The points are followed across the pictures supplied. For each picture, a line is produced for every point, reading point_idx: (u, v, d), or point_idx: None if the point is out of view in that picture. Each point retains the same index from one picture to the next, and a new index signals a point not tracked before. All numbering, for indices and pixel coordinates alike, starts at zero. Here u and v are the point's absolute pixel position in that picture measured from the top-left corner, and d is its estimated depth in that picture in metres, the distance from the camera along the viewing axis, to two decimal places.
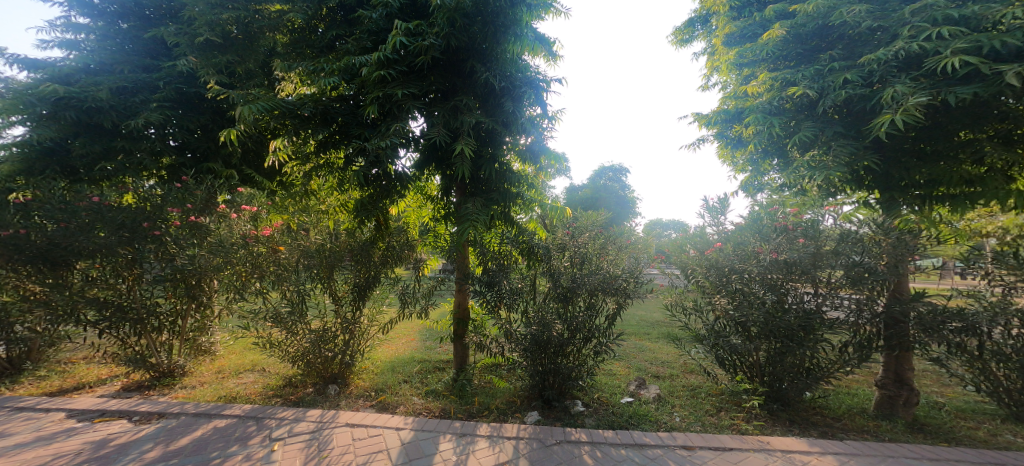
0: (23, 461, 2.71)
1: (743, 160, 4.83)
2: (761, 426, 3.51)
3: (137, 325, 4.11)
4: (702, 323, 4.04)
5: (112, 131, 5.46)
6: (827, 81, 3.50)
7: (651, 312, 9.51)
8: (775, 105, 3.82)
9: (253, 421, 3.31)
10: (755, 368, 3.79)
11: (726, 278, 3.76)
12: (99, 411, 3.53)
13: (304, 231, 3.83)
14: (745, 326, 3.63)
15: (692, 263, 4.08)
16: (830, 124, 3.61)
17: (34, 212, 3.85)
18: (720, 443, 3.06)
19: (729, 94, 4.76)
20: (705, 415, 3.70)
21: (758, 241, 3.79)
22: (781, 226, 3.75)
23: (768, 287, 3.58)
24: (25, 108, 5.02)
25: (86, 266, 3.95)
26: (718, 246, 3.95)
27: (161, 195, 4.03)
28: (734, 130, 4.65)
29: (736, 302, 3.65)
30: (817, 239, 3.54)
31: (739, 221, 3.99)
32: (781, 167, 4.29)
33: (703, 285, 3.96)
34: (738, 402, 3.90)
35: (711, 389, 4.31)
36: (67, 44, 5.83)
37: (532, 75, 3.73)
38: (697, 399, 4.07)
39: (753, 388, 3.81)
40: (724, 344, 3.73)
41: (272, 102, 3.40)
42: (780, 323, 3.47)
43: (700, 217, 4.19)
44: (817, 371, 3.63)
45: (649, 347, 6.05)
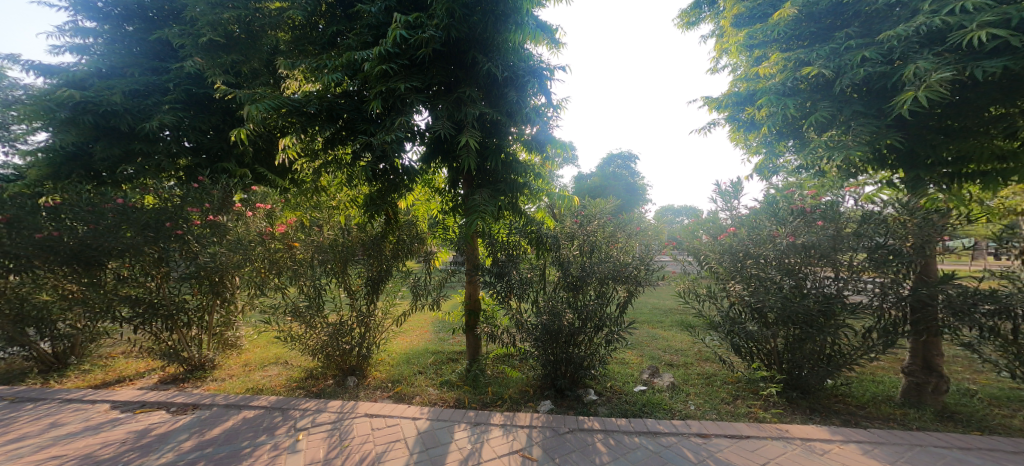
0: (73, 450, 2.87)
1: (758, 142, 4.75)
2: (780, 414, 3.47)
3: (168, 321, 4.27)
4: (717, 309, 3.99)
5: (129, 134, 5.60)
6: (843, 59, 3.36)
7: (663, 300, 9.42)
8: (789, 86, 3.72)
9: (280, 411, 3.43)
10: (773, 355, 3.74)
11: (741, 262, 3.68)
12: (139, 402, 3.71)
13: (317, 227, 3.83)
14: (762, 312, 3.55)
15: (705, 248, 4.04)
16: (848, 103, 3.48)
17: (64, 215, 4.05)
18: (737, 432, 3.04)
19: (739, 76, 4.62)
20: (721, 403, 3.67)
21: (774, 224, 3.70)
22: (798, 209, 3.65)
23: (786, 271, 3.49)
24: (47, 114, 5.19)
25: (117, 266, 4.13)
26: (732, 231, 3.88)
27: (181, 195, 4.18)
28: (746, 112, 4.54)
29: (751, 288, 3.54)
30: (837, 221, 3.43)
31: (753, 205, 3.93)
32: (798, 148, 4.21)
33: (716, 271, 3.89)
34: (755, 390, 3.89)
35: (727, 378, 4.26)
36: (78, 49, 5.98)
37: (536, 65, 3.69)
38: (713, 388, 4.02)
39: (769, 376, 3.78)
40: (741, 331, 3.66)
41: (279, 100, 3.44)
42: (799, 307, 3.38)
43: (712, 202, 4.16)
44: (839, 358, 3.56)
45: (661, 335, 5.99)
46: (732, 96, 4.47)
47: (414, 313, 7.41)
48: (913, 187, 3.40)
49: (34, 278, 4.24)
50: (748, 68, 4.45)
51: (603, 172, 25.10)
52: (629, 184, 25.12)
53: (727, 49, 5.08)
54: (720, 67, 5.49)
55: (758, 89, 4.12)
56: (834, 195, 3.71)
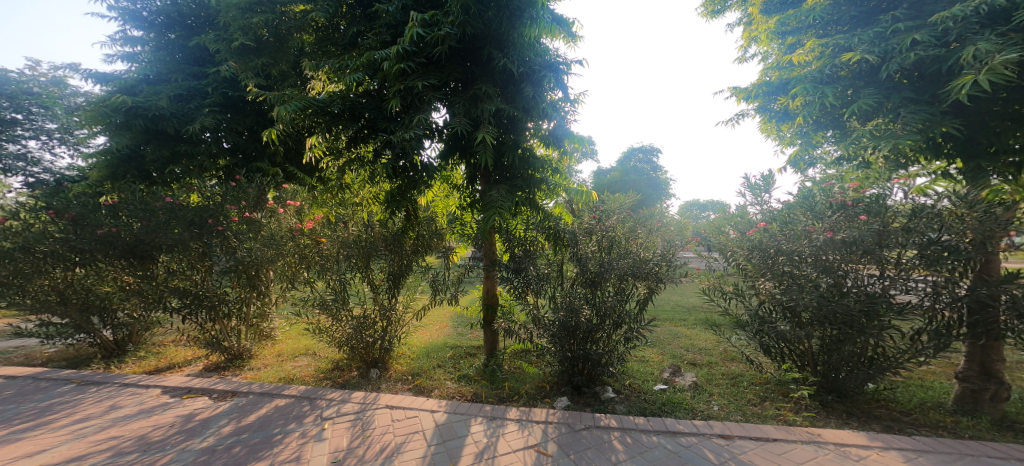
0: (129, 431, 3.15)
1: (792, 133, 4.51)
2: (812, 417, 3.31)
3: (211, 312, 4.52)
4: (744, 308, 3.80)
5: (175, 137, 5.98)
6: (890, 44, 3.15)
7: (687, 298, 9.16)
8: (827, 73, 3.51)
9: (308, 400, 3.60)
10: (806, 356, 3.58)
11: (772, 258, 3.51)
12: (186, 388, 4.00)
13: (342, 223, 3.98)
14: (795, 311, 3.37)
15: (733, 244, 3.86)
16: (897, 90, 3.28)
17: (122, 213, 4.44)
18: (763, 434, 2.93)
19: (771, 65, 4.45)
20: (747, 405, 3.54)
21: (810, 220, 3.52)
22: (838, 202, 3.46)
23: (824, 269, 3.29)
24: (103, 119, 5.62)
25: (168, 260, 4.52)
26: (763, 226, 3.73)
27: (221, 194, 4.47)
28: (778, 102, 4.33)
29: (784, 286, 3.37)
30: (883, 215, 3.24)
31: (787, 198, 3.81)
32: (838, 138, 3.97)
33: (744, 268, 3.71)
34: (785, 392, 3.73)
35: (755, 379, 4.11)
36: (128, 57, 6.44)
37: (553, 59, 3.66)
38: (739, 389, 3.88)
39: (801, 377, 3.61)
40: (771, 331, 3.50)
41: (304, 101, 3.58)
42: (837, 307, 3.18)
43: (740, 196, 4.03)
44: (883, 362, 3.36)
45: (684, 333, 5.83)
46: (764, 85, 4.30)
47: (434, 307, 7.55)
48: (974, 179, 3.19)
49: (97, 270, 4.66)
50: (780, 56, 4.26)
51: (624, 167, 24.53)
52: (653, 178, 24.40)
53: (756, 38, 4.88)
54: (749, 56, 5.26)
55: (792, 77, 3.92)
56: (881, 188, 3.48)
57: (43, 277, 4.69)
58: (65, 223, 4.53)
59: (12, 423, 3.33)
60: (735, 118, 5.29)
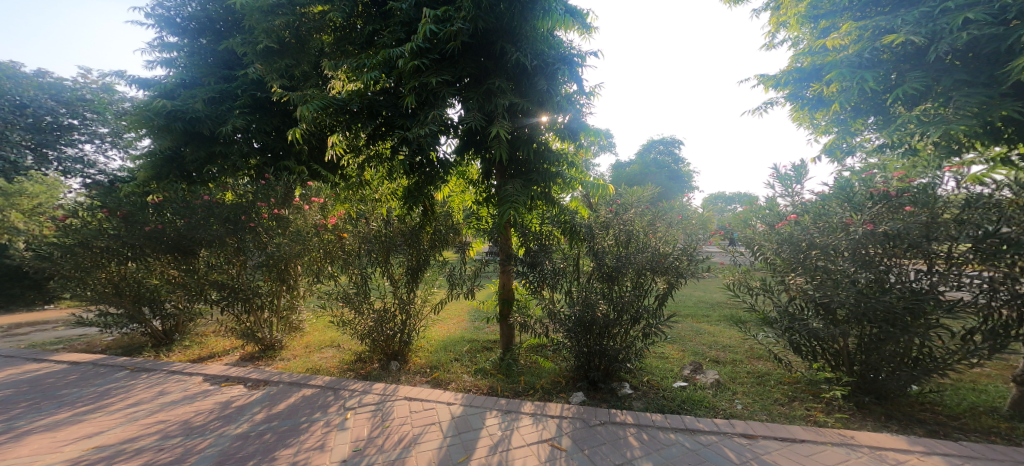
0: (174, 415, 3.39)
1: (827, 121, 4.35)
2: (845, 419, 3.14)
3: (245, 304, 4.76)
4: (773, 304, 3.61)
5: (210, 138, 6.29)
6: (939, 23, 3.01)
7: (710, 293, 8.91)
8: (867, 57, 3.36)
9: (332, 391, 3.75)
10: (841, 356, 3.39)
11: (804, 253, 3.29)
12: (224, 376, 4.25)
13: (363, 219, 4.08)
14: (830, 309, 3.17)
15: (760, 237, 3.73)
16: (948, 72, 3.13)
17: (166, 210, 4.77)
18: (789, 434, 2.81)
19: (801, 51, 4.27)
20: (773, 404, 3.41)
21: (847, 212, 3.28)
22: (880, 192, 3.21)
23: (862, 263, 3.08)
24: (147, 122, 5.98)
25: (207, 255, 4.79)
26: (793, 219, 3.55)
27: (251, 192, 4.66)
28: (811, 89, 4.18)
29: (817, 281, 3.16)
30: (933, 206, 2.99)
31: (822, 189, 3.60)
32: (880, 125, 3.80)
33: (774, 263, 3.53)
34: (816, 392, 3.56)
35: (783, 378, 3.94)
36: (166, 62, 6.82)
37: (567, 52, 3.65)
38: (765, 388, 3.73)
39: (834, 377, 3.44)
40: (802, 329, 3.28)
41: (325, 100, 3.68)
42: (879, 305, 2.97)
43: (769, 187, 3.87)
44: (928, 362, 3.14)
45: (707, 330, 5.66)
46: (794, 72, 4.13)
47: (451, 301, 7.66)
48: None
49: (146, 265, 5.02)
50: (812, 41, 4.09)
51: (643, 159, 23.69)
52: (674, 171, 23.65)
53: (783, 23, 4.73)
54: (776, 41, 5.09)
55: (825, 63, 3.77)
56: (931, 177, 3.22)
57: (103, 270, 5.09)
58: (117, 221, 4.89)
59: (75, 405, 3.64)
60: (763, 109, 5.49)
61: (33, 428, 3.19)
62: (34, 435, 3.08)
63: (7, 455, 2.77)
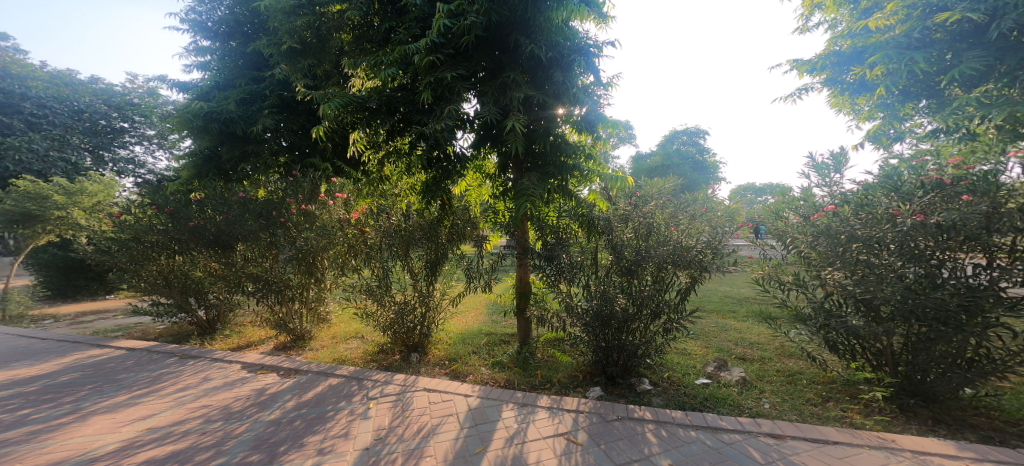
0: (215, 400, 3.61)
1: (876, 103, 5.11)
2: (886, 422, 2.95)
3: (279, 295, 4.96)
4: (806, 300, 3.38)
5: (243, 138, 6.59)
6: (994, 3, 3.52)
7: (738, 288, 8.57)
8: (918, 37, 3.97)
9: (356, 381, 3.88)
10: (884, 355, 3.18)
11: (843, 246, 3.04)
12: (259, 365, 4.49)
13: (383, 213, 4.16)
14: (873, 306, 2.95)
15: (792, 229, 3.50)
16: (1009, 52, 3.64)
17: (207, 207, 5.07)
18: (821, 436, 2.68)
19: (846, 34, 5.07)
20: (804, 404, 3.25)
21: (894, 202, 3.01)
22: (932, 181, 2.96)
23: (910, 257, 2.86)
24: (187, 124, 6.33)
25: (243, 249, 5.08)
26: (832, 210, 3.31)
27: (281, 189, 4.86)
28: (853, 69, 4.95)
29: (857, 277, 2.94)
30: (993, 195, 2.72)
31: (865, 180, 3.35)
32: (936, 106, 4.45)
33: (808, 257, 3.28)
34: (854, 393, 3.36)
35: (816, 377, 3.75)
36: (200, 65, 7.16)
37: (583, 43, 3.58)
38: (796, 387, 3.56)
39: (875, 378, 3.23)
40: (840, 326, 3.08)
41: (346, 98, 3.77)
42: (927, 301, 2.76)
43: (804, 176, 3.66)
44: (985, 364, 2.88)
45: (733, 326, 5.47)
46: (839, 55, 4.95)
47: (470, 295, 7.74)
48: None
49: (191, 258, 5.37)
50: (856, 23, 4.89)
51: (666, 151, 23.00)
52: (700, 162, 22.76)
53: (822, 5, 5.47)
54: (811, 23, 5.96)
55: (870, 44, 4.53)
56: (993, 163, 2.93)
57: (153, 263, 5.45)
58: (165, 217, 5.27)
59: (131, 389, 3.94)
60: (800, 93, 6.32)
61: (95, 409, 3.49)
62: (96, 415, 3.36)
63: (74, 433, 3.04)
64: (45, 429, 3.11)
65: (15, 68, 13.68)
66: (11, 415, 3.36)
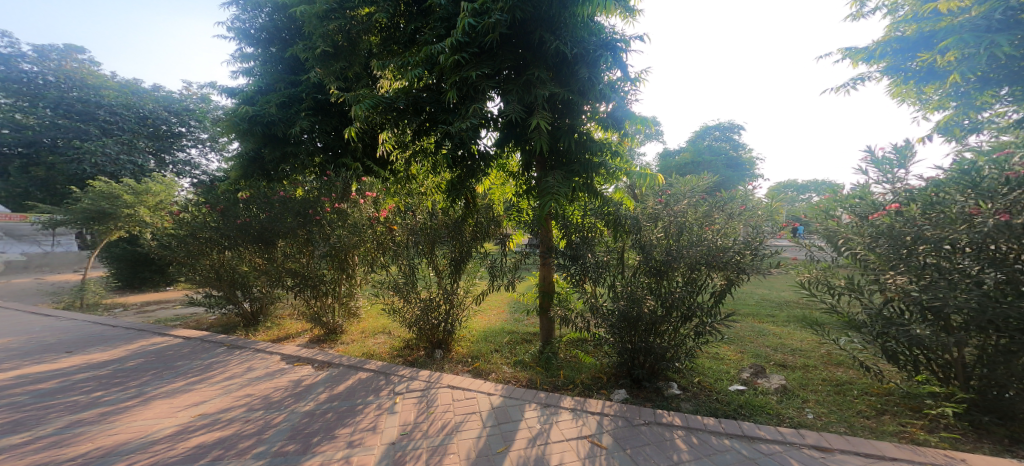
0: (256, 390, 3.82)
1: (942, 94, 5.10)
2: (955, 440, 2.66)
3: (313, 290, 5.22)
4: (861, 306, 3.05)
5: (283, 140, 6.92)
6: None
7: (777, 291, 8.11)
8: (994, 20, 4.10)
9: (384, 375, 3.99)
10: (953, 367, 2.87)
11: (908, 248, 2.76)
12: (296, 356, 4.71)
13: (411, 212, 4.30)
14: (942, 314, 2.66)
15: (846, 230, 3.21)
16: None
17: (251, 205, 5.37)
18: (875, 451, 2.47)
19: (907, 19, 5.13)
20: (855, 417, 3.01)
21: (971, 199, 2.68)
22: (1015, 176, 2.61)
23: (990, 262, 2.54)
24: (233, 128, 6.73)
25: (284, 246, 5.37)
26: (894, 209, 3.00)
27: (316, 189, 5.08)
28: (919, 56, 5.01)
29: (924, 282, 2.64)
30: None
31: (934, 176, 3.01)
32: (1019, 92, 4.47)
33: (865, 260, 2.98)
34: (916, 407, 3.07)
35: (869, 388, 3.48)
36: (244, 71, 7.58)
37: (610, 37, 3.50)
38: (846, 398, 3.31)
39: (943, 393, 2.88)
40: (901, 336, 2.76)
41: (375, 99, 3.87)
42: (1008, 311, 2.45)
43: (862, 172, 3.37)
44: None
45: (771, 331, 5.17)
46: (898, 42, 5.14)
47: (493, 293, 7.77)
48: None
49: (239, 253, 5.72)
50: (919, 9, 4.97)
51: (696, 147, 22.17)
52: (733, 158, 21.75)
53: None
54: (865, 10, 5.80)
55: (940, 29, 4.63)
56: None
57: (205, 258, 5.86)
58: (216, 214, 5.66)
59: (186, 375, 4.25)
60: (854, 83, 6.11)
61: (155, 393, 3.78)
62: (156, 399, 3.65)
63: (138, 416, 3.31)
64: (112, 411, 3.40)
65: (91, 79, 15.09)
66: (86, 397, 3.70)
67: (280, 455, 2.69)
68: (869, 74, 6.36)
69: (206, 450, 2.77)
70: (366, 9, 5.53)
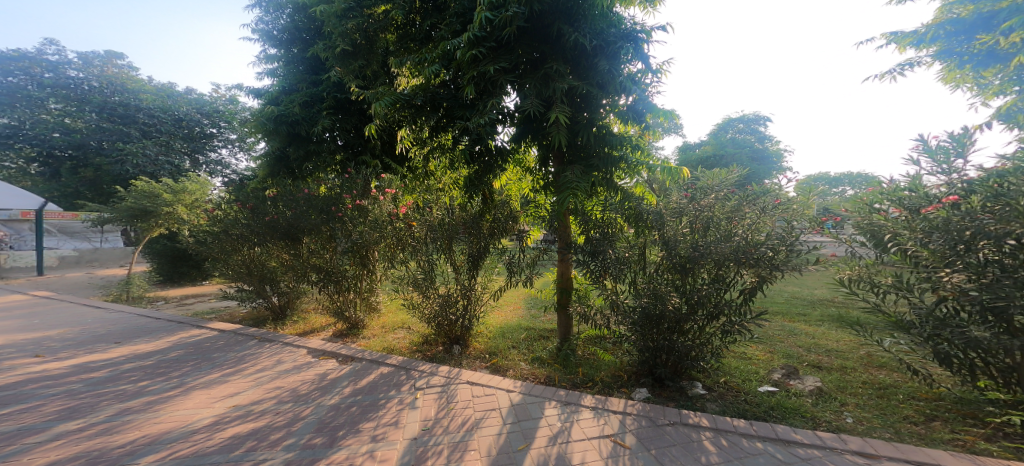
0: (285, 382, 3.95)
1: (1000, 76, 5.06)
2: (1017, 449, 2.45)
3: (337, 285, 5.36)
4: (908, 306, 2.86)
5: (305, 139, 7.08)
6: None
7: (809, 289, 7.79)
8: None
9: (405, 370, 4.05)
10: (1017, 372, 2.64)
11: (966, 244, 2.54)
12: (321, 350, 4.84)
13: (428, 208, 4.33)
14: (1006, 315, 2.46)
15: (895, 225, 2.95)
16: None
17: (278, 203, 5.52)
18: (925, 459, 2.32)
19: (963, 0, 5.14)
20: (901, 422, 2.83)
21: None
22: None
23: None
24: (261, 127, 6.96)
25: (309, 242, 5.51)
26: (952, 202, 2.77)
27: (338, 186, 5.20)
28: (977, 37, 5.03)
29: (984, 280, 2.47)
30: None
31: (993, 165, 2.81)
32: None
33: (917, 256, 2.74)
34: (971, 413, 2.87)
35: (917, 393, 3.28)
36: (268, 72, 7.79)
37: (631, 28, 3.40)
38: (889, 403, 3.14)
39: (1006, 400, 2.67)
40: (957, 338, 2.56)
41: (393, 96, 3.91)
42: None
43: (913, 162, 3.17)
44: None
45: (803, 331, 4.96)
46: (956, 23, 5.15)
47: (509, 290, 7.77)
48: None
49: (266, 249, 5.89)
50: None
51: (718, 140, 21.46)
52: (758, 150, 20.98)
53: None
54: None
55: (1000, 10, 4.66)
56: None
57: (237, 254, 6.10)
58: (245, 210, 5.86)
59: (222, 367, 4.44)
60: (900, 69, 5.85)
61: (195, 384, 3.96)
62: (196, 390, 3.82)
63: (179, 406, 3.48)
64: (156, 400, 3.59)
65: (130, 83, 15.89)
66: (133, 386, 3.91)
67: (308, 447, 2.76)
68: (918, 59, 6.01)
69: (241, 441, 2.88)
70: (382, 7, 5.54)
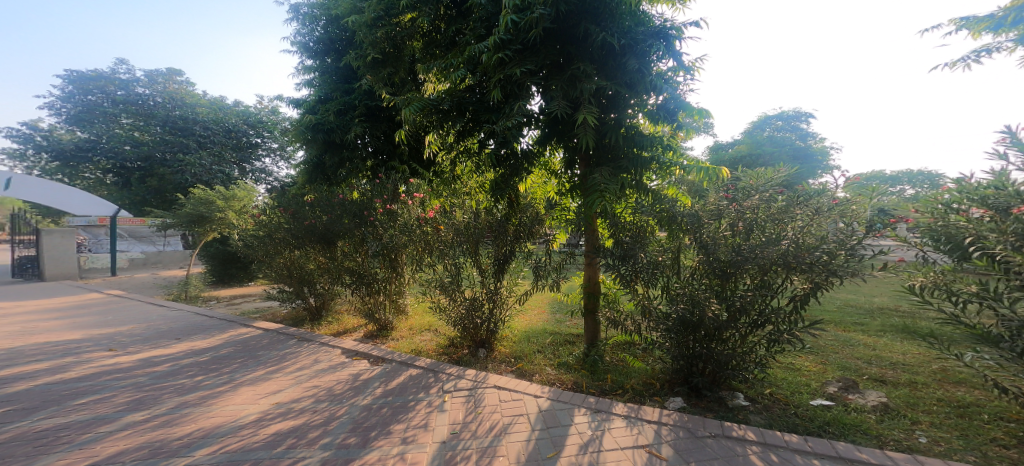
0: (320, 381, 4.08)
1: None
2: None
3: (368, 288, 5.53)
4: (989, 317, 2.57)
5: (339, 146, 7.35)
6: None
7: (863, 296, 7.25)
8: None
9: (433, 373, 4.09)
10: None
11: None
12: (354, 351, 4.98)
13: (455, 212, 4.36)
14: None
15: (974, 227, 2.65)
16: None
17: (314, 207, 5.74)
18: None
19: None
20: (987, 445, 2.54)
21: None
22: None
23: None
24: (301, 136, 7.30)
25: (344, 246, 5.70)
26: None
27: (369, 191, 5.35)
28: None
29: None
30: None
31: None
32: None
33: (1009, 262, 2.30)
34: None
35: (1005, 413, 2.93)
36: (305, 83, 8.17)
37: (661, 25, 3.27)
38: (972, 423, 2.82)
39: None
40: None
41: (422, 101, 3.97)
42: None
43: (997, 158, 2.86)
44: None
45: (862, 342, 4.60)
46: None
47: (536, 293, 7.71)
48: None
49: (306, 251, 6.15)
50: None
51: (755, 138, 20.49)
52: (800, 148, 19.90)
53: None
54: None
55: None
56: None
57: (276, 257, 6.39)
58: (285, 215, 6.13)
59: (266, 365, 4.65)
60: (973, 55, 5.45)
61: (243, 380, 4.17)
62: (243, 386, 4.01)
63: (228, 401, 3.67)
64: (209, 395, 3.80)
65: (188, 98, 17.17)
66: (190, 380, 4.17)
67: (343, 447, 2.82)
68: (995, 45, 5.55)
69: (282, 438, 2.98)
70: (410, 15, 5.67)
